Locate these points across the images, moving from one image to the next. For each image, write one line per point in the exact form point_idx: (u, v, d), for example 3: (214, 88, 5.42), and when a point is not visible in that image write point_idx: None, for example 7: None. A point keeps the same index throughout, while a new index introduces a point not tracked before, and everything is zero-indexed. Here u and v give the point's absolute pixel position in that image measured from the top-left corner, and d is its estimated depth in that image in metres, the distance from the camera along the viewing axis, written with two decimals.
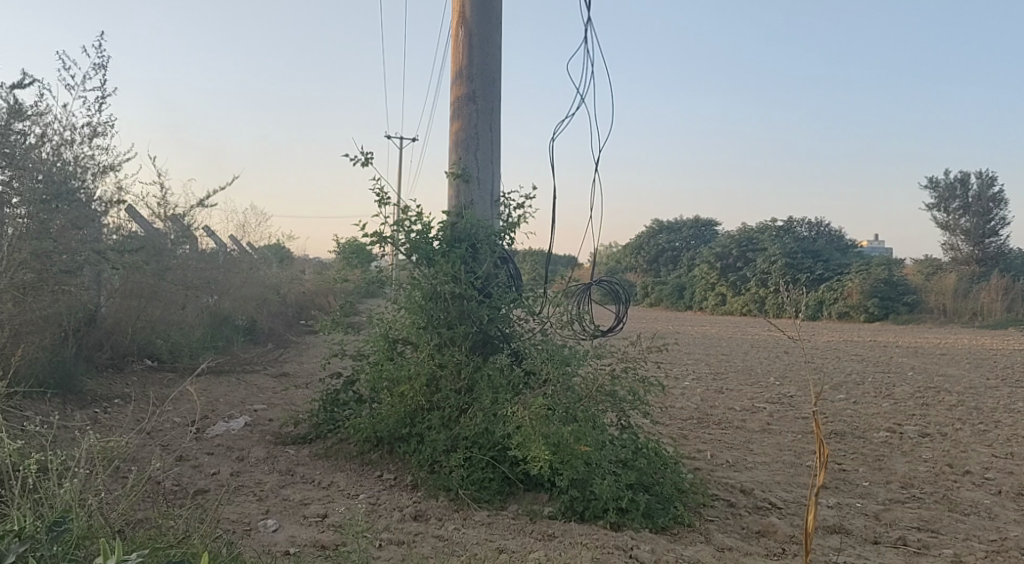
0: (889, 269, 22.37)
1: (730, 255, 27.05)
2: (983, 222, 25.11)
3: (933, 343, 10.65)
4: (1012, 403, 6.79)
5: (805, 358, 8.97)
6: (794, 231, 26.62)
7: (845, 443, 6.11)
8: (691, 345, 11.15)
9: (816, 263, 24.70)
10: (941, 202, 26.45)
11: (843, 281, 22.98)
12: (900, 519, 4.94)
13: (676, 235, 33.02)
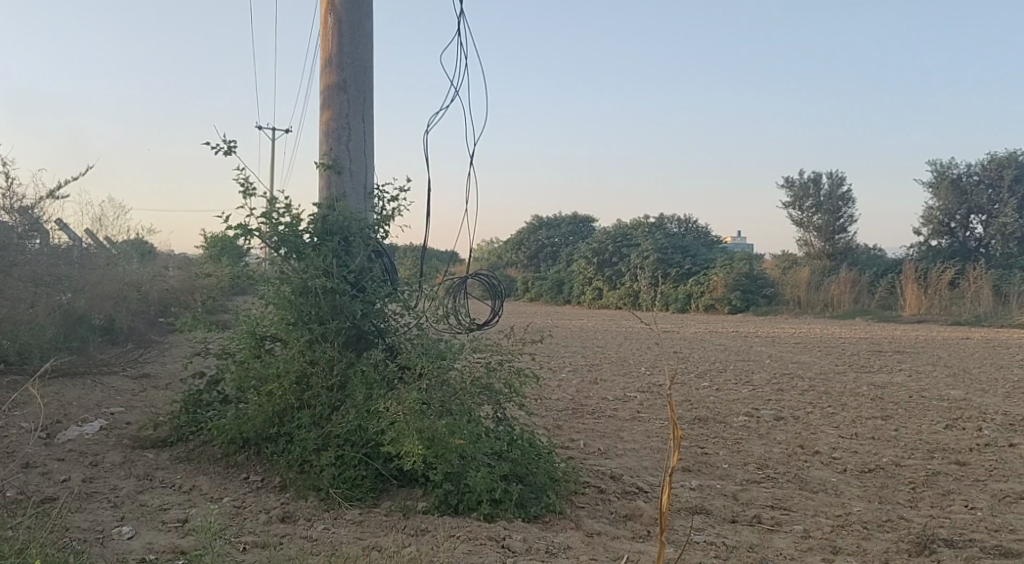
0: (749, 264, 23.73)
1: (606, 251, 27.81)
2: (833, 220, 26.97)
3: (787, 333, 11.36)
4: (855, 387, 7.33)
5: (672, 348, 9.37)
6: (666, 228, 27.72)
7: (708, 428, 6.41)
8: (565, 337, 11.41)
9: (685, 258, 25.78)
10: (795, 200, 28.12)
11: (709, 274, 24.27)
12: (755, 498, 5.25)
13: (556, 231, 33.72)
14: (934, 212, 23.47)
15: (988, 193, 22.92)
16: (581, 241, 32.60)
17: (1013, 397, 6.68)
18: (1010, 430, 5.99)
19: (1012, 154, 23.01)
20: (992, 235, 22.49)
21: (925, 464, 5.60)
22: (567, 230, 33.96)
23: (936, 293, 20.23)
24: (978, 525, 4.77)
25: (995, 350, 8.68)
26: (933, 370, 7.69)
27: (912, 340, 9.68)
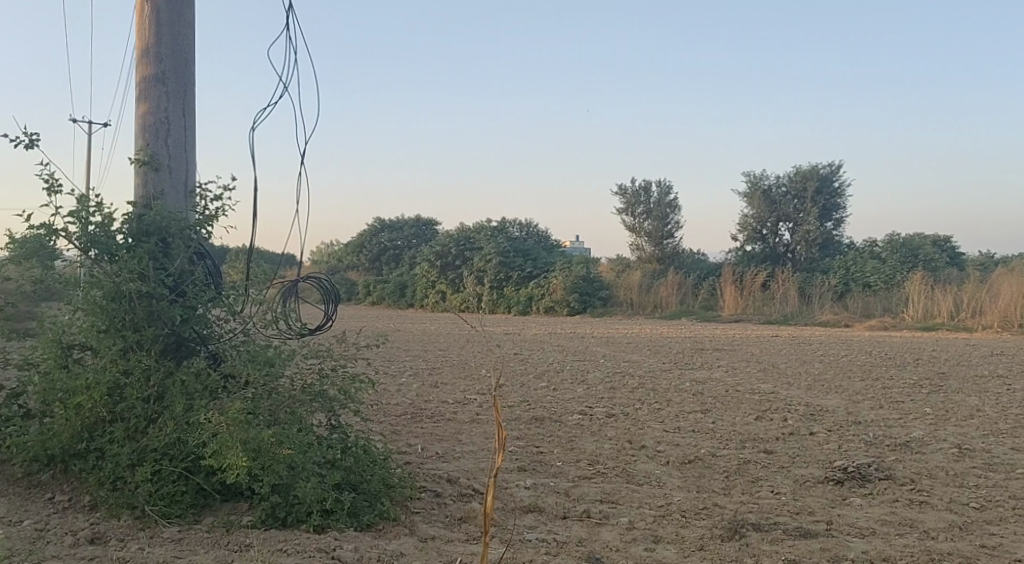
0: (587, 267, 24.67)
1: (448, 254, 27.96)
2: (662, 225, 28.41)
3: (617, 333, 11.93)
4: (679, 383, 7.79)
5: (512, 350, 9.55)
6: (508, 232, 28.24)
7: (543, 427, 6.58)
8: (405, 340, 11.37)
9: (526, 261, 26.29)
10: (628, 206, 29.29)
11: (549, 277, 24.97)
12: (586, 494, 5.43)
13: (398, 235, 34.02)
14: (749, 219, 25.35)
15: (794, 203, 25.09)
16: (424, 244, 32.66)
17: (814, 389, 7.35)
18: (811, 419, 6.58)
19: (815, 167, 25.21)
20: (797, 241, 24.71)
21: (738, 453, 6.03)
22: (410, 233, 33.96)
23: (751, 295, 21.78)
24: (782, 508, 5.20)
25: (799, 346, 9.54)
26: (747, 366, 8.32)
27: (729, 338, 10.46)
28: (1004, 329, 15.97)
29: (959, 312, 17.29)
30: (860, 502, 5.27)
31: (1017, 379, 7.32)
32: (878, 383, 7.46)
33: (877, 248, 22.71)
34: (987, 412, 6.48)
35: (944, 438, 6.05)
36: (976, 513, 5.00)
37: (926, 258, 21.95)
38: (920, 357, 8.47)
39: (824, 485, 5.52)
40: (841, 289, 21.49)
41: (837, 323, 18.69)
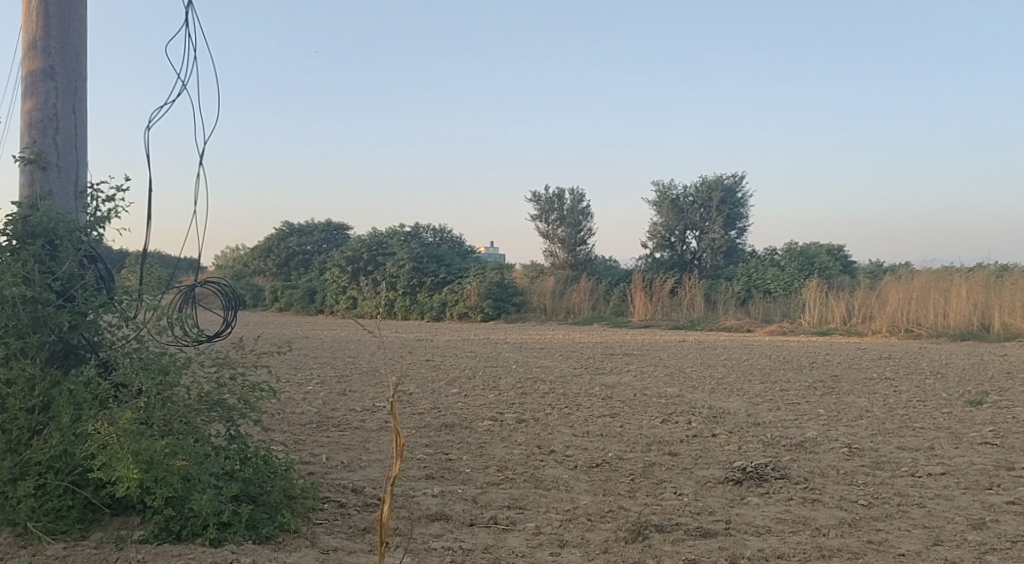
0: (501, 272, 24.77)
1: (360, 260, 27.60)
2: (574, 232, 28.67)
3: (529, 339, 12.03)
4: (589, 388, 7.90)
5: (423, 356, 9.49)
6: (422, 237, 28.11)
7: (453, 434, 6.57)
8: (314, 347, 11.15)
9: (440, 266, 26.16)
10: (542, 213, 29.40)
11: (463, 283, 24.90)
12: (493, 500, 5.43)
13: (307, 239, 33.38)
14: (658, 227, 25.94)
15: (700, 212, 25.74)
16: (336, 249, 32.14)
17: (717, 392, 7.58)
18: (714, 422, 6.78)
19: (719, 178, 25.97)
20: (704, 248, 25.48)
21: (643, 456, 6.16)
22: (320, 238, 33.48)
23: (661, 301, 22.37)
24: (684, 509, 5.32)
25: (704, 350, 9.84)
26: (655, 370, 8.52)
27: (638, 343, 10.68)
28: (891, 334, 16.92)
29: (851, 317, 18.23)
30: (757, 501, 5.45)
31: (902, 381, 7.75)
32: (777, 385, 7.75)
33: (777, 256, 23.61)
34: (875, 412, 6.83)
35: (835, 438, 6.33)
36: (863, 509, 5.24)
37: (822, 266, 22.94)
38: (816, 360, 8.86)
39: (724, 485, 5.68)
40: (743, 296, 22.22)
41: (740, 328, 19.36)
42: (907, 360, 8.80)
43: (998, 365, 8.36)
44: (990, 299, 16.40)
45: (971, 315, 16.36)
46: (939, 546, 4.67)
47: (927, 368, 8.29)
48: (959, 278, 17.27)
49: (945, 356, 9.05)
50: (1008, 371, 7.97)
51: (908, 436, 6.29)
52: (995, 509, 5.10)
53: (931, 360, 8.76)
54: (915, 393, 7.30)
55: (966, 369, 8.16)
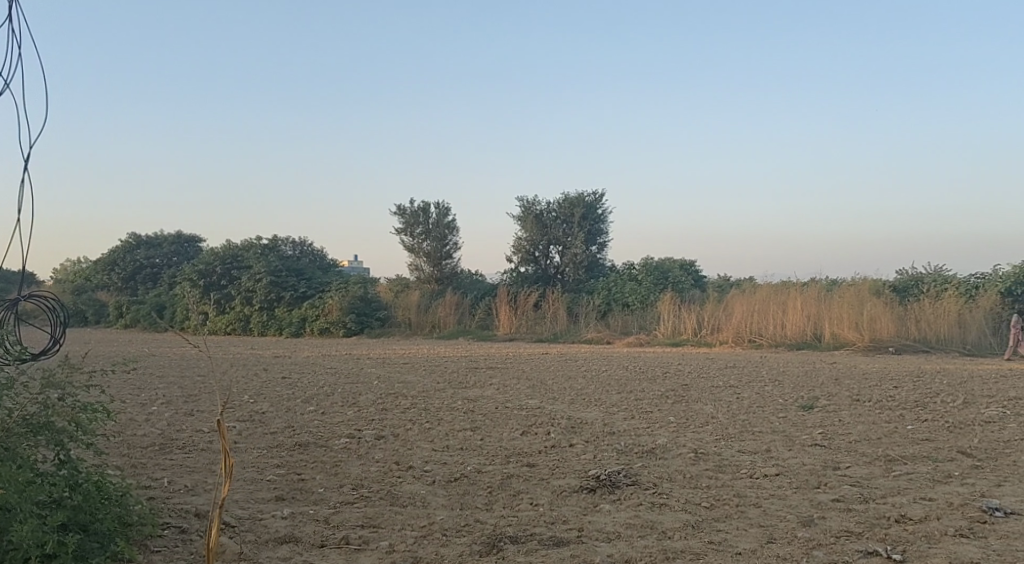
0: (364, 287, 24.43)
1: (213, 273, 26.39)
2: (440, 246, 26.98)
3: (392, 354, 11.89)
4: (451, 402, 7.91)
5: (281, 373, 9.20)
6: (279, 250, 27.14)
7: (307, 453, 6.43)
8: (161, 366, 10.54)
9: (299, 281, 25.52)
10: (406, 227, 27.42)
11: (324, 297, 24.28)
12: (346, 520, 5.31)
13: (156, 251, 31.61)
14: (521, 242, 26.05)
15: (562, 227, 25.97)
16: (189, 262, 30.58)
17: (575, 403, 7.78)
18: (570, 432, 6.95)
19: (581, 195, 26.09)
20: (565, 263, 25.81)
21: (501, 468, 6.21)
22: (170, 249, 31.87)
23: (524, 314, 22.65)
24: (538, 519, 5.40)
25: (565, 363, 10.07)
26: (516, 383, 8.63)
27: (501, 356, 10.80)
28: (736, 344, 17.91)
29: (701, 329, 19.12)
30: (609, 508, 5.60)
31: (745, 388, 8.23)
32: (631, 395, 8.04)
33: (635, 270, 24.32)
34: (719, 418, 7.22)
35: (683, 444, 6.64)
36: (706, 511, 5.51)
37: (675, 280, 23.58)
38: (668, 370, 9.27)
39: (578, 494, 5.81)
40: (603, 308, 22.87)
41: (600, 340, 20.01)
42: (750, 369, 9.38)
43: (828, 372, 9.04)
44: (821, 311, 17.76)
45: (806, 327, 17.71)
46: (772, 544, 4.96)
47: (767, 376, 8.86)
48: (794, 292, 18.70)
49: (783, 364, 9.71)
50: (836, 377, 8.64)
51: (748, 440, 6.68)
52: (821, 506, 5.49)
53: (771, 369, 9.37)
54: (756, 399, 7.78)
55: (800, 376, 8.77)
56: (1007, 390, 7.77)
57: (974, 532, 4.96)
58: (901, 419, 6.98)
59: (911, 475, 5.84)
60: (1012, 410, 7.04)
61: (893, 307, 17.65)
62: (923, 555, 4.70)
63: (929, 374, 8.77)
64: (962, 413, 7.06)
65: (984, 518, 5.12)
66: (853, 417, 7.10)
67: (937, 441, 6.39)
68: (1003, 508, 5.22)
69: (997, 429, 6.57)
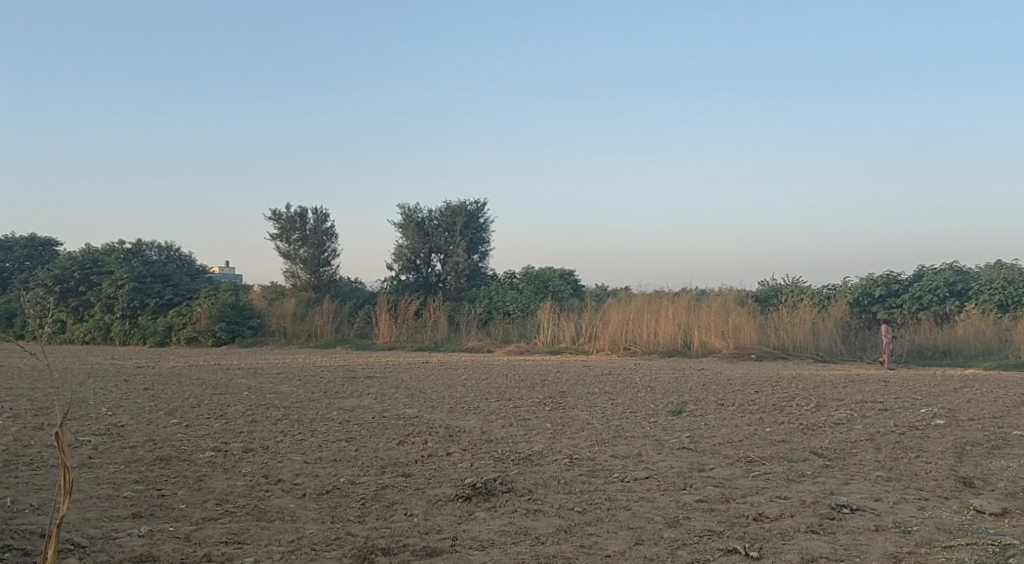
0: (235, 295, 23.51)
1: (69, 279, 24.70)
2: (318, 253, 25.68)
3: (268, 363, 11.49)
4: (326, 413, 7.71)
5: (142, 385, 8.67)
6: (144, 254, 25.72)
7: (168, 468, 6.10)
8: (7, 377, 9.72)
9: (165, 288, 24.28)
10: (282, 232, 25.83)
11: (192, 305, 23.23)
12: (209, 537, 5.02)
13: (6, 255, 29.03)
14: (403, 250, 25.57)
15: (444, 236, 25.58)
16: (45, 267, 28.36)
17: (454, 411, 7.76)
18: (448, 440, 6.92)
19: (463, 203, 25.64)
20: (447, 271, 25.49)
21: (376, 479, 6.09)
22: (23, 253, 29.41)
23: (405, 323, 22.54)
24: (413, 530, 5.32)
25: (445, 371, 10.03)
26: (395, 392, 8.52)
27: (380, 365, 10.63)
28: (612, 352, 18.52)
29: (579, 337, 19.59)
30: (484, 515, 5.59)
31: (619, 394, 8.48)
32: (510, 403, 8.12)
33: (517, 279, 24.54)
34: (594, 424, 7.39)
35: (559, 449, 6.76)
36: (579, 516, 5.61)
37: (555, 289, 23.91)
38: (547, 378, 9.41)
39: (454, 502, 5.77)
40: (484, 317, 22.91)
41: (480, 349, 20.06)
42: (624, 376, 9.66)
43: (696, 378, 9.44)
44: (691, 320, 18.56)
45: (676, 335, 18.43)
46: (640, 545, 5.11)
47: (640, 382, 9.15)
48: (666, 302, 19.49)
49: (655, 371, 10.05)
50: (704, 383, 9.04)
51: (621, 445, 6.87)
52: (687, 507, 5.71)
53: (644, 375, 9.69)
54: (630, 405, 8.02)
55: (671, 383, 9.11)
56: (854, 394, 8.37)
57: (823, 528, 5.29)
58: (762, 422, 7.37)
59: (769, 475, 6.17)
60: (858, 413, 7.58)
61: (755, 316, 18.67)
62: (778, 551, 4.97)
63: (787, 379, 9.32)
64: (816, 415, 7.54)
65: (833, 514, 5.47)
66: (718, 421, 7.44)
67: (792, 443, 6.79)
68: (850, 504, 5.60)
69: (845, 430, 7.05)
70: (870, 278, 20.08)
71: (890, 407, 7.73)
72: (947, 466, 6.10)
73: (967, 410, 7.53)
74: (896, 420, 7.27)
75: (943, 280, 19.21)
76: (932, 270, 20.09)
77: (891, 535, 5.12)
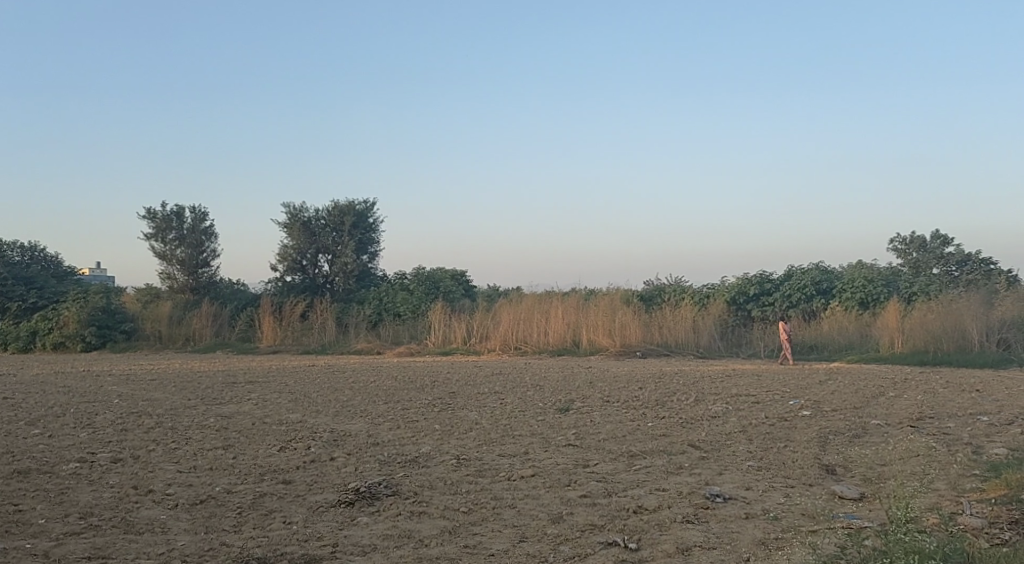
0: (106, 297, 22.30)
1: None
2: (196, 254, 24.55)
3: (145, 369, 10.96)
4: (203, 420, 7.42)
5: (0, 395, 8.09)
6: (5, 255, 23.84)
7: (27, 481, 5.72)
8: None
9: (29, 290, 22.81)
10: (157, 231, 24.52)
11: (59, 308, 21.87)
12: (70, 552, 4.70)
13: None
14: (288, 250, 24.85)
15: (332, 236, 25.03)
16: None
17: (339, 415, 7.63)
18: (332, 445, 6.79)
19: (351, 202, 25.20)
20: (335, 272, 25.04)
21: (254, 487, 5.91)
22: None
23: (289, 326, 22.03)
24: (291, 538, 5.15)
25: (332, 374, 9.85)
26: (278, 397, 8.29)
27: (264, 369, 10.31)
28: (503, 351, 18.73)
29: (470, 338, 19.65)
30: (367, 520, 5.48)
31: (509, 393, 8.55)
32: (398, 405, 8.05)
33: (407, 279, 24.35)
34: (483, 424, 7.42)
35: (446, 450, 6.74)
36: (464, 516, 5.59)
37: (446, 290, 23.74)
38: (436, 379, 9.39)
39: (336, 508, 5.64)
40: (373, 319, 22.51)
41: (370, 351, 19.81)
42: (514, 375, 9.74)
43: (583, 376, 9.63)
44: (579, 319, 18.95)
45: (566, 334, 18.79)
46: (524, 542, 5.15)
47: (529, 381, 9.25)
48: (556, 301, 19.81)
49: (544, 370, 10.19)
50: (591, 381, 9.23)
51: (508, 444, 6.93)
52: (570, 503, 5.80)
53: (533, 374, 9.81)
54: (518, 404, 8.10)
55: (559, 381, 9.26)
56: (730, 388, 8.74)
57: (698, 518, 5.48)
58: (644, 417, 7.59)
59: (649, 468, 6.37)
60: (733, 406, 7.92)
61: (640, 315, 19.27)
62: (655, 542, 5.12)
63: (670, 376, 9.64)
64: (695, 409, 7.84)
65: (707, 504, 5.69)
66: (603, 417, 7.60)
67: (672, 436, 7.03)
68: (723, 494, 5.83)
69: (720, 422, 7.36)
70: (746, 278, 21.00)
71: (762, 400, 8.11)
72: (813, 454, 6.46)
73: (830, 402, 7.99)
74: (768, 412, 7.64)
75: (810, 280, 20.35)
76: (801, 270, 21.25)
77: (760, 522, 5.36)
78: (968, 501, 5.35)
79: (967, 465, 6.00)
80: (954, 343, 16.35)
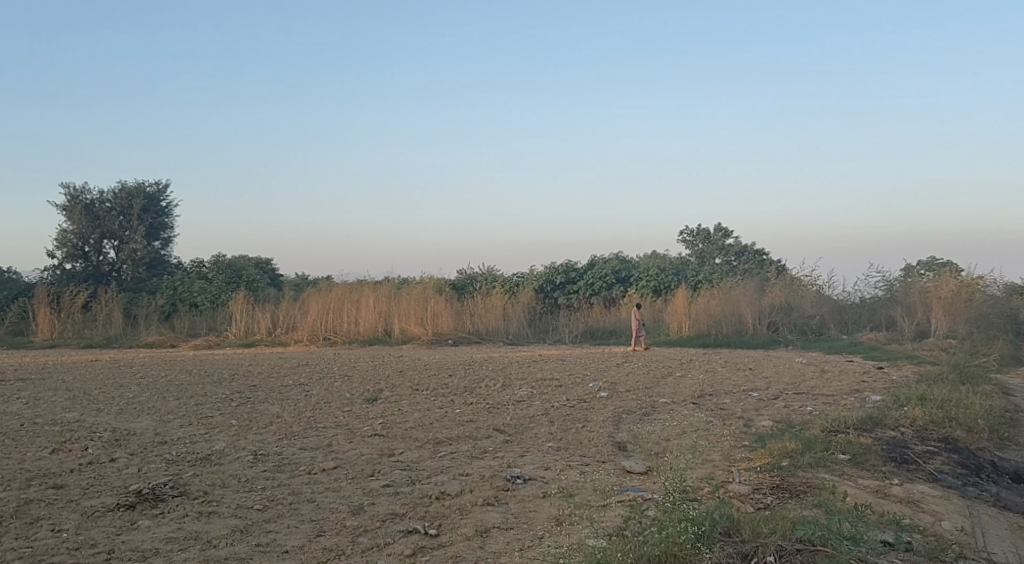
0: None
1: None
2: None
3: None
4: None
5: None
6: None
7: None
8: None
9: None
10: None
11: None
12: None
13: None
14: (67, 236, 22.74)
15: (119, 220, 23.36)
16: None
17: (123, 413, 7.12)
18: (113, 446, 6.33)
19: (140, 185, 23.69)
20: (122, 260, 23.36)
21: (18, 495, 5.37)
22: None
23: (69, 317, 20.12)
24: (59, 547, 4.69)
25: (118, 369, 9.17)
26: (52, 396, 7.59)
27: (39, 365, 9.39)
28: (311, 342, 18.24)
29: (275, 329, 18.95)
30: (148, 523, 5.13)
31: (314, 385, 8.36)
32: (190, 401, 7.63)
33: (205, 268, 23.14)
34: (284, 417, 7.21)
35: (242, 446, 6.48)
36: (257, 513, 5.36)
37: (250, 279, 22.92)
38: (237, 371, 9.01)
39: (113, 513, 5.24)
40: (167, 309, 21.38)
41: (163, 344, 18.59)
42: (321, 366, 9.55)
43: (393, 365, 9.61)
44: (391, 309, 18.88)
45: (376, 323, 18.67)
46: (320, 537, 5.01)
47: (337, 372, 9.10)
48: (366, 290, 19.60)
49: (352, 359, 10.07)
50: (400, 369, 9.24)
51: (311, 436, 6.78)
52: (372, 493, 5.75)
53: (341, 364, 9.67)
54: (324, 395, 7.95)
55: (368, 370, 9.20)
56: (535, 373, 9.06)
57: (497, 500, 5.62)
58: (451, 404, 7.69)
59: (454, 453, 6.47)
60: (537, 390, 8.21)
61: (451, 303, 19.49)
62: (453, 527, 5.18)
63: (478, 362, 9.85)
64: (501, 394, 8.05)
65: (507, 486, 5.84)
66: (411, 405, 7.63)
67: (478, 421, 7.19)
68: (523, 475, 6.02)
69: (525, 406, 7.61)
70: (553, 268, 21.88)
71: (564, 383, 8.48)
72: (607, 433, 6.83)
73: (625, 383, 8.49)
74: (569, 395, 7.99)
75: (610, 269, 21.55)
76: (602, 261, 22.43)
77: (556, 500, 5.57)
78: (738, 470, 5.88)
79: (739, 438, 6.59)
80: (731, 326, 17.98)
